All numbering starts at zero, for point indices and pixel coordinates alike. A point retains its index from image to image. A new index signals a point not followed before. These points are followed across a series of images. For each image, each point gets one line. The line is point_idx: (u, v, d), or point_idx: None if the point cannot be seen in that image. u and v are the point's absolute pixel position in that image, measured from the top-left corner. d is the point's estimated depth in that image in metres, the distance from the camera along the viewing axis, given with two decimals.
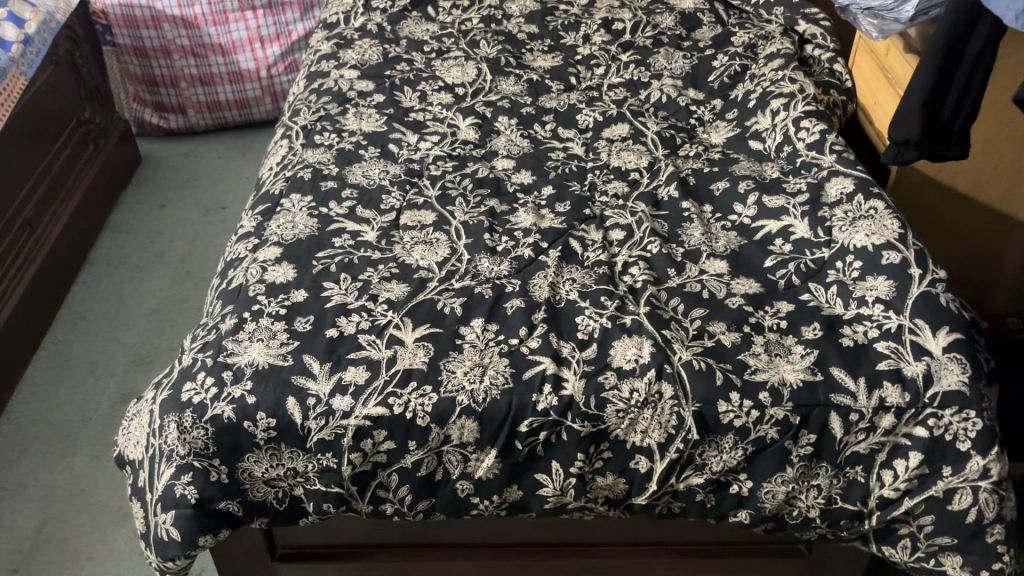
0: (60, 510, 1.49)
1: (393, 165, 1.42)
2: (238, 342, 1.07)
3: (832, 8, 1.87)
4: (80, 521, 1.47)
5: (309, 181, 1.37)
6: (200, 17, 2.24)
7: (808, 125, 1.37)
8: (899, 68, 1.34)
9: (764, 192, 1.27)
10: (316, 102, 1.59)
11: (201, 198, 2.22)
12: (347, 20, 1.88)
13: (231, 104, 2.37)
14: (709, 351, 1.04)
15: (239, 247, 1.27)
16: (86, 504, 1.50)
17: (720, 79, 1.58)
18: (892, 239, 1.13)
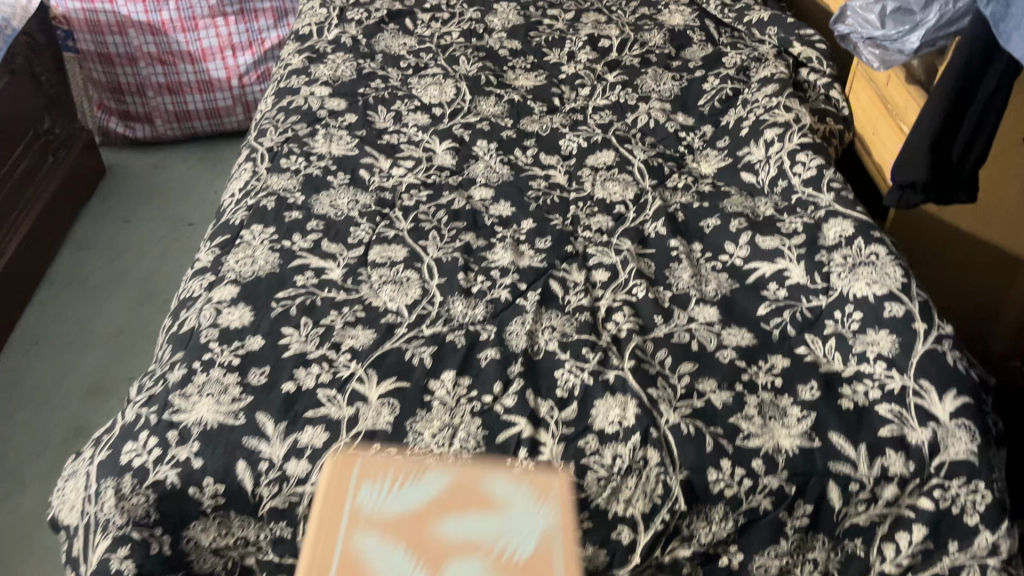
0: (13, 541, 1.40)
1: (363, 194, 1.33)
2: (186, 398, 0.98)
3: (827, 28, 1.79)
4: (39, 550, 1.39)
5: (272, 212, 1.28)
6: (167, 23, 2.12)
7: (805, 159, 1.27)
8: (902, 101, 1.26)
9: (757, 231, 1.19)
10: (283, 122, 1.50)
11: (169, 213, 2.12)
12: (320, 32, 1.78)
13: (201, 114, 2.26)
14: (698, 413, 0.96)
15: (193, 284, 1.17)
16: (42, 534, 1.42)
17: (712, 104, 1.50)
18: (896, 289, 1.05)
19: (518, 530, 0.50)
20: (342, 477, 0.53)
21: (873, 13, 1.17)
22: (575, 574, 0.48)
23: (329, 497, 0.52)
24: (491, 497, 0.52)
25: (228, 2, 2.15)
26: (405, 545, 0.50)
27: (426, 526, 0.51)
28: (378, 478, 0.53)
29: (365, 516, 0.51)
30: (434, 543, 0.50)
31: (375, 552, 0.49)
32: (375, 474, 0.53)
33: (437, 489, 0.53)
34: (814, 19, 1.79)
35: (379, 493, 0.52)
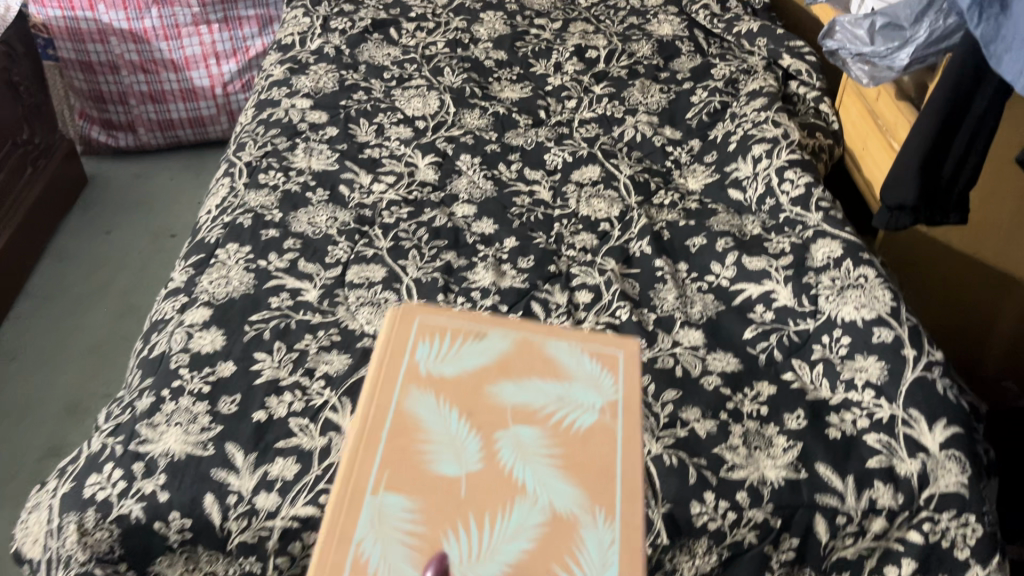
0: None
1: (343, 211, 1.30)
2: (153, 428, 0.95)
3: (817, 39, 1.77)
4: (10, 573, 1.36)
5: (249, 229, 1.25)
6: (150, 31, 2.09)
7: (793, 176, 1.24)
8: (892, 118, 1.23)
9: (744, 251, 1.16)
10: (263, 136, 1.47)
11: (151, 224, 2.09)
12: (303, 42, 1.75)
13: (184, 123, 2.23)
14: (680, 443, 0.93)
15: (166, 305, 1.14)
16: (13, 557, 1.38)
17: (699, 117, 1.47)
18: (884, 314, 1.02)
19: (576, 392, 0.66)
20: (411, 329, 0.69)
21: (862, 28, 1.14)
22: (612, 416, 0.65)
23: (398, 345, 0.68)
24: (547, 363, 0.69)
25: (212, 10, 2.13)
26: (470, 389, 0.65)
27: (490, 377, 0.67)
28: (438, 338, 0.69)
29: (432, 360, 0.67)
30: (497, 388, 0.66)
31: (441, 393, 0.65)
32: (434, 336, 0.69)
33: (497, 350, 0.69)
34: (804, 30, 1.76)
35: (441, 349, 0.68)
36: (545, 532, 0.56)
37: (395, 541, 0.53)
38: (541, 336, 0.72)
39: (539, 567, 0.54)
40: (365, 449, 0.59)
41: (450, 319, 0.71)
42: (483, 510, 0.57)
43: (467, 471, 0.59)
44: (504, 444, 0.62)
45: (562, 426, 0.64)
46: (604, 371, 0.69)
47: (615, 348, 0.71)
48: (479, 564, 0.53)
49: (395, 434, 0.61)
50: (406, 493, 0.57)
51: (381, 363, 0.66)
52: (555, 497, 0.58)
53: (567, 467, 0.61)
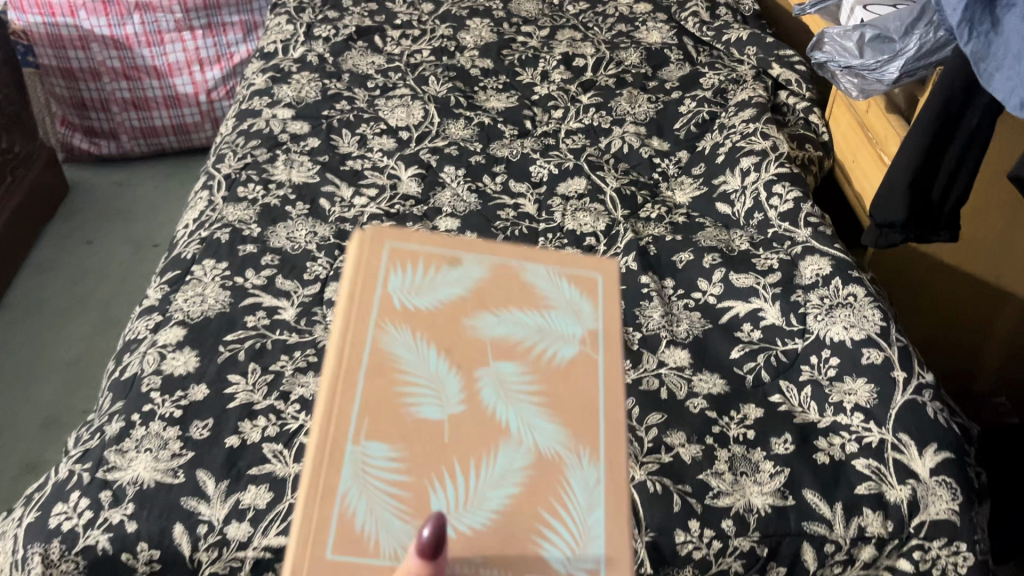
0: None
1: (323, 225, 1.27)
2: (122, 454, 0.92)
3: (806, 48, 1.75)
4: None
5: (226, 245, 1.22)
6: (132, 37, 2.06)
7: (782, 191, 1.22)
8: (883, 131, 1.21)
9: (731, 267, 1.14)
10: (243, 147, 1.44)
11: (133, 233, 2.06)
12: (286, 50, 1.72)
13: (168, 130, 2.20)
14: (665, 469, 0.90)
15: (139, 325, 1.12)
16: None
17: (688, 128, 1.45)
18: (874, 334, 1.00)
19: (556, 320, 0.61)
20: (381, 253, 0.61)
21: (852, 40, 1.12)
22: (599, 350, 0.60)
23: (364, 273, 0.59)
24: (527, 288, 0.62)
25: (195, 16, 2.10)
26: (448, 321, 0.59)
27: (468, 309, 0.60)
28: (407, 264, 0.61)
29: (406, 291, 0.59)
30: (475, 320, 0.60)
31: (416, 328, 0.58)
32: (404, 262, 0.61)
33: (473, 276, 0.62)
34: (794, 38, 1.74)
35: (410, 276, 0.60)
36: (532, 475, 0.53)
37: (378, 494, 0.50)
38: (518, 260, 0.64)
39: (527, 519, 0.52)
40: (340, 396, 0.53)
41: (420, 241, 0.63)
42: (466, 457, 0.53)
43: (448, 412, 0.55)
44: (486, 382, 0.57)
45: (545, 359, 0.59)
46: (587, 297, 0.63)
47: (592, 271, 0.64)
48: (467, 509, 0.51)
49: (372, 376, 0.55)
50: (385, 443, 0.52)
51: (348, 304, 0.58)
52: (541, 436, 0.55)
53: (549, 404, 0.57)
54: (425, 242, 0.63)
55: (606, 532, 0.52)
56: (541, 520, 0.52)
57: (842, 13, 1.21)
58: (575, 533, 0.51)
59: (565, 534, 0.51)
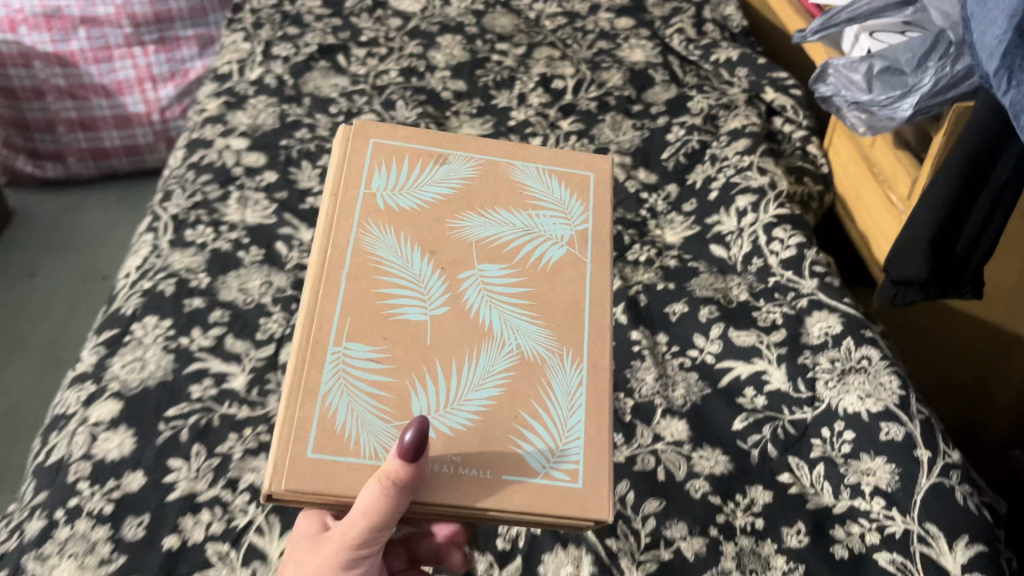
0: None
1: (278, 273, 1.15)
2: (41, 561, 0.80)
3: (795, 65, 1.66)
4: None
5: (170, 299, 1.10)
6: (78, 54, 1.93)
7: (782, 235, 1.12)
8: (892, 169, 1.11)
9: (730, 323, 1.03)
10: (192, 183, 1.32)
11: (79, 264, 1.92)
12: (241, 71, 1.60)
13: (119, 151, 2.06)
14: (665, 570, 0.80)
15: (69, 396, 0.99)
16: None
17: (676, 158, 1.34)
18: (893, 406, 0.89)
19: (545, 222, 0.69)
20: (366, 153, 0.70)
21: (859, 72, 1.01)
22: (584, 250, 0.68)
23: (351, 177, 0.68)
24: (514, 185, 0.71)
25: (146, 31, 1.98)
26: (433, 223, 0.68)
27: (453, 212, 0.68)
28: (392, 168, 0.69)
29: (391, 189, 0.68)
30: (462, 221, 0.68)
31: (400, 228, 0.67)
32: (388, 164, 0.69)
33: (461, 175, 0.71)
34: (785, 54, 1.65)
35: (395, 179, 0.69)
36: (516, 373, 0.63)
37: (358, 396, 0.60)
38: (506, 157, 0.73)
39: (508, 419, 0.61)
40: (325, 299, 0.62)
41: (405, 138, 0.72)
42: (449, 359, 0.62)
43: (432, 314, 0.63)
44: (469, 283, 0.65)
45: (534, 260, 0.67)
46: (576, 197, 0.71)
47: (583, 168, 0.73)
48: (446, 413, 0.60)
49: (355, 274, 0.64)
50: (366, 343, 0.61)
51: (334, 196, 0.67)
52: (523, 338, 0.64)
53: (536, 306, 0.66)
54: (411, 138, 0.72)
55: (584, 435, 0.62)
56: (520, 420, 0.61)
57: (846, 41, 1.12)
58: (552, 440, 0.61)
59: (545, 429, 0.61)
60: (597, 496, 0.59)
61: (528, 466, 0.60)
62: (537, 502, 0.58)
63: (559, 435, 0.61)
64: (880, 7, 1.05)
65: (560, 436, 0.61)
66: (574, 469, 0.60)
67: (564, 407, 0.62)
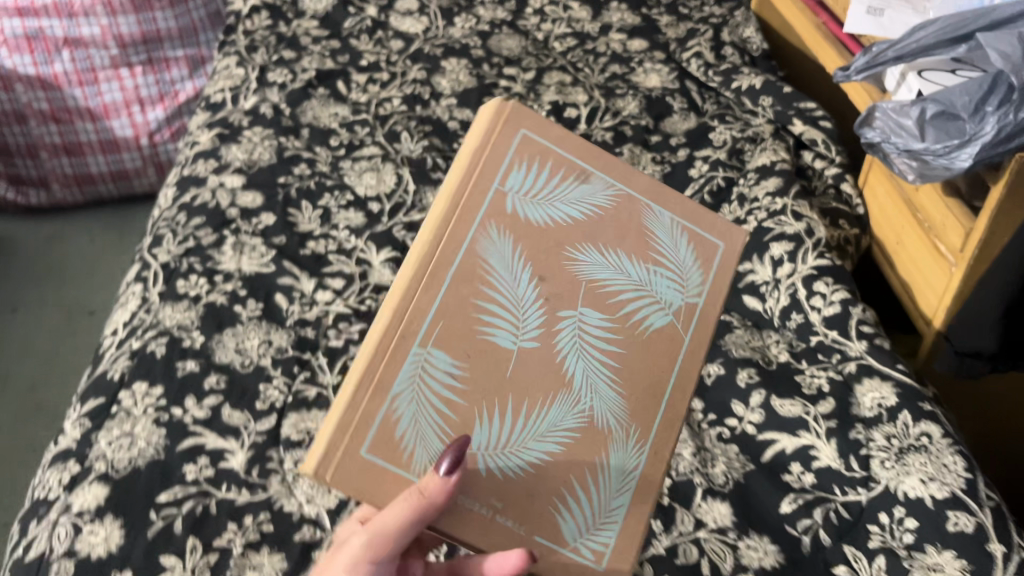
0: None
1: (278, 331, 1.06)
2: None
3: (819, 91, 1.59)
4: None
5: (161, 361, 1.01)
6: (61, 76, 1.83)
7: (824, 289, 1.02)
8: (941, 218, 1.03)
9: (772, 389, 0.95)
10: (184, 226, 1.23)
11: (63, 299, 1.84)
12: (235, 99, 1.51)
13: (106, 177, 1.97)
14: None
15: (50, 477, 0.90)
16: None
17: (701, 197, 1.26)
18: (960, 492, 0.81)
19: (660, 286, 0.70)
20: (513, 145, 0.68)
21: (910, 117, 0.93)
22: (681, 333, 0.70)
23: (490, 166, 0.66)
24: (642, 232, 0.71)
25: (134, 52, 1.87)
26: (547, 246, 0.67)
27: (573, 241, 0.68)
28: (532, 172, 0.68)
29: (525, 193, 0.67)
30: (581, 253, 0.68)
31: (517, 242, 0.66)
32: (528, 167, 0.68)
33: (595, 202, 0.70)
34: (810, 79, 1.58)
35: (531, 185, 0.68)
36: (581, 436, 0.65)
37: (427, 409, 0.61)
38: (647, 197, 0.72)
39: (560, 480, 0.64)
40: (428, 299, 0.62)
41: (555, 139, 0.70)
42: (522, 401, 0.63)
43: (522, 344, 0.64)
44: (565, 325, 0.66)
45: (635, 322, 0.69)
46: (699, 266, 0.73)
47: (717, 237, 0.75)
48: (504, 453, 0.62)
49: (462, 278, 0.63)
50: (451, 357, 0.62)
51: (467, 181, 0.65)
52: (599, 403, 0.66)
53: (620, 372, 0.67)
54: (561, 138, 0.70)
55: (620, 522, 0.65)
56: (568, 487, 0.64)
57: (891, 81, 1.03)
58: (591, 518, 0.64)
59: (589, 501, 0.64)
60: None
61: (560, 535, 0.63)
62: (560, 569, 0.63)
63: (599, 512, 0.65)
64: (930, 44, 0.97)
65: (599, 515, 0.65)
66: (601, 550, 0.64)
67: (614, 484, 0.66)
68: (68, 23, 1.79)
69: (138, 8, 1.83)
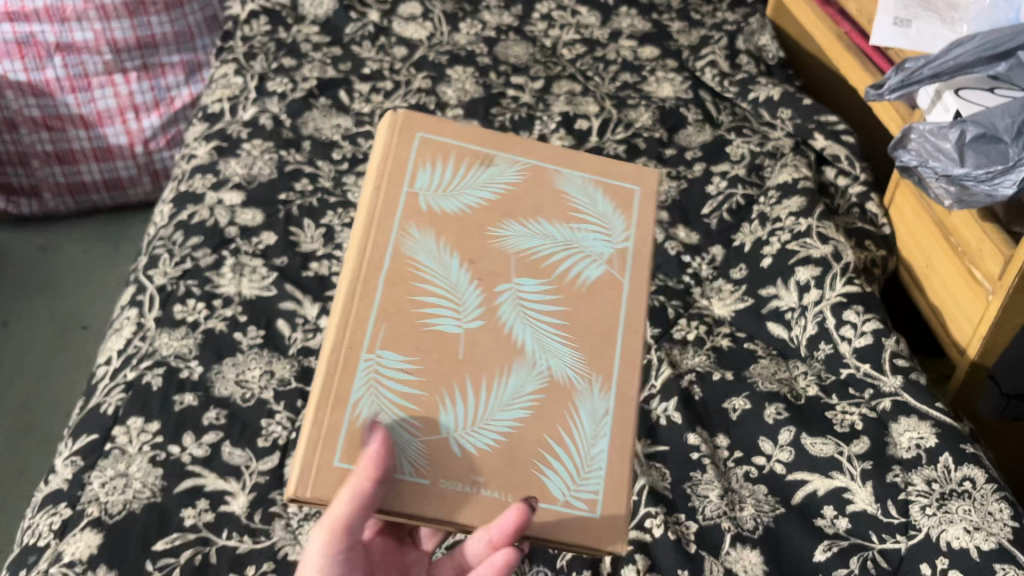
0: None
1: (280, 360, 1.01)
2: None
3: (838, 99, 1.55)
4: None
5: (158, 394, 0.96)
6: (53, 82, 1.78)
7: (854, 318, 0.98)
8: (977, 243, 0.98)
9: (802, 426, 0.90)
10: (181, 246, 1.18)
11: (56, 312, 1.79)
12: (233, 110, 1.46)
13: (99, 185, 1.92)
14: None
15: (39, 521, 0.85)
16: None
17: (719, 215, 1.21)
18: (1007, 542, 0.77)
19: (583, 239, 0.76)
20: (412, 152, 0.77)
21: (949, 140, 0.89)
22: (617, 274, 0.75)
23: (396, 176, 0.75)
24: (557, 197, 0.78)
25: (128, 57, 1.82)
26: (470, 231, 0.75)
27: (492, 221, 0.76)
28: (436, 171, 0.77)
29: (435, 190, 0.76)
30: (502, 231, 0.75)
31: (440, 234, 0.74)
32: (431, 166, 0.77)
33: (504, 183, 0.78)
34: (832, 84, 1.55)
35: (438, 183, 0.76)
36: (544, 396, 0.70)
37: (387, 402, 0.66)
38: (552, 165, 0.80)
39: (532, 444, 0.68)
40: (365, 301, 0.69)
41: (450, 137, 0.79)
42: (478, 375, 0.69)
43: (466, 325, 0.71)
44: (505, 297, 0.73)
45: (571, 277, 0.74)
46: (618, 211, 0.79)
47: (630, 182, 0.81)
48: (474, 430, 0.67)
49: (395, 278, 0.71)
50: (399, 351, 0.68)
51: (378, 194, 0.74)
52: (554, 361, 0.71)
53: (568, 327, 0.73)
54: (457, 136, 0.79)
55: (605, 465, 0.69)
56: (544, 446, 0.68)
57: (924, 98, 0.98)
58: (574, 468, 0.68)
59: (567, 456, 0.68)
60: (611, 524, 0.67)
61: (549, 493, 0.67)
62: (559, 526, 0.66)
63: (582, 462, 0.68)
64: (967, 62, 0.93)
65: (582, 464, 0.68)
66: (593, 498, 0.67)
67: (590, 433, 0.69)
68: (60, 27, 1.73)
69: (133, 13, 1.77)
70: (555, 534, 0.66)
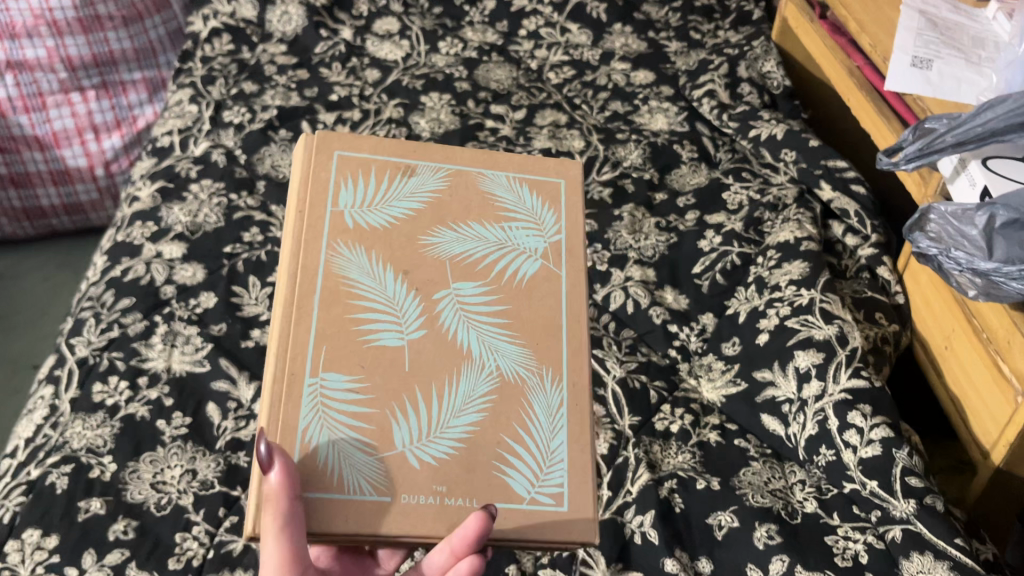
0: None
1: (205, 456, 0.89)
2: None
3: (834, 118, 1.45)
4: None
5: (61, 498, 0.84)
6: (4, 103, 1.64)
7: (860, 420, 0.85)
8: (1005, 334, 0.85)
9: (797, 556, 0.78)
10: (109, 310, 1.05)
11: (6, 349, 1.68)
12: (184, 144, 1.33)
13: (58, 210, 1.79)
14: None
15: None
16: None
17: (712, 276, 1.08)
18: None
19: (517, 237, 0.69)
20: (330, 169, 0.68)
21: (976, 224, 0.76)
22: (557, 266, 0.69)
23: (315, 196, 0.66)
24: (487, 197, 0.70)
25: (85, 75, 1.69)
26: (405, 243, 0.66)
27: (426, 229, 0.67)
28: (359, 184, 0.68)
29: (360, 206, 0.67)
30: (434, 238, 0.67)
31: (371, 249, 0.66)
32: (349, 181, 0.68)
33: (430, 188, 0.69)
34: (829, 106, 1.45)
35: (361, 198, 0.68)
36: (497, 397, 0.63)
37: (337, 429, 0.59)
38: (475, 166, 0.72)
39: (489, 447, 0.61)
40: (300, 328, 0.61)
41: (369, 148, 0.70)
42: (428, 386, 0.61)
43: (409, 338, 0.63)
44: (446, 304, 0.65)
45: (513, 276, 0.67)
46: (548, 205, 0.71)
47: (555, 175, 0.73)
48: (427, 441, 0.60)
49: (328, 299, 0.63)
50: (342, 374, 0.61)
51: (300, 217, 0.66)
52: (504, 361, 0.64)
53: (514, 325, 0.66)
54: (376, 149, 0.70)
55: (568, 458, 0.62)
56: (504, 446, 0.61)
57: (947, 167, 0.86)
58: (536, 464, 0.61)
59: (531, 454, 0.61)
60: (580, 517, 0.61)
61: (514, 494, 0.60)
62: (528, 527, 0.59)
63: (543, 457, 0.62)
64: (999, 128, 0.80)
65: (544, 459, 0.62)
66: (559, 491, 0.61)
67: (546, 428, 0.63)
68: (10, 45, 1.60)
69: (88, 28, 1.64)
70: (527, 534, 0.59)
